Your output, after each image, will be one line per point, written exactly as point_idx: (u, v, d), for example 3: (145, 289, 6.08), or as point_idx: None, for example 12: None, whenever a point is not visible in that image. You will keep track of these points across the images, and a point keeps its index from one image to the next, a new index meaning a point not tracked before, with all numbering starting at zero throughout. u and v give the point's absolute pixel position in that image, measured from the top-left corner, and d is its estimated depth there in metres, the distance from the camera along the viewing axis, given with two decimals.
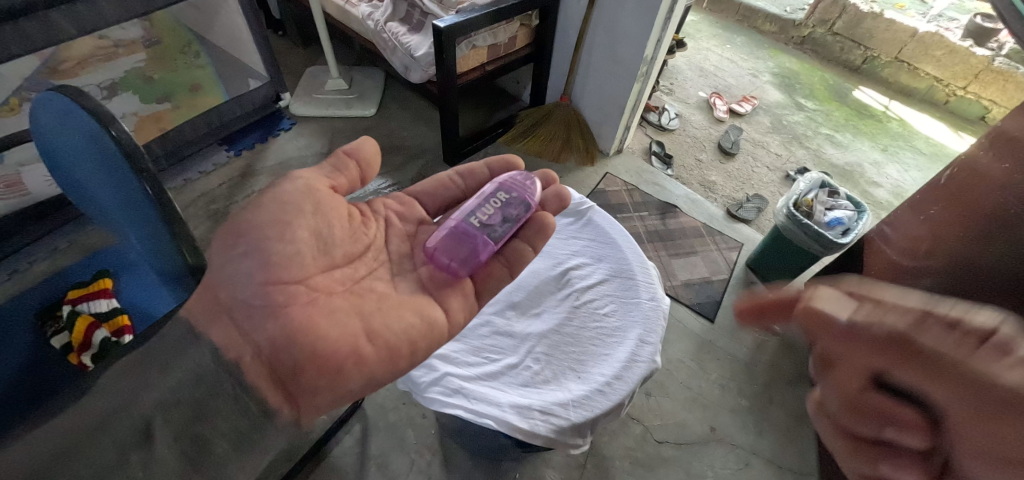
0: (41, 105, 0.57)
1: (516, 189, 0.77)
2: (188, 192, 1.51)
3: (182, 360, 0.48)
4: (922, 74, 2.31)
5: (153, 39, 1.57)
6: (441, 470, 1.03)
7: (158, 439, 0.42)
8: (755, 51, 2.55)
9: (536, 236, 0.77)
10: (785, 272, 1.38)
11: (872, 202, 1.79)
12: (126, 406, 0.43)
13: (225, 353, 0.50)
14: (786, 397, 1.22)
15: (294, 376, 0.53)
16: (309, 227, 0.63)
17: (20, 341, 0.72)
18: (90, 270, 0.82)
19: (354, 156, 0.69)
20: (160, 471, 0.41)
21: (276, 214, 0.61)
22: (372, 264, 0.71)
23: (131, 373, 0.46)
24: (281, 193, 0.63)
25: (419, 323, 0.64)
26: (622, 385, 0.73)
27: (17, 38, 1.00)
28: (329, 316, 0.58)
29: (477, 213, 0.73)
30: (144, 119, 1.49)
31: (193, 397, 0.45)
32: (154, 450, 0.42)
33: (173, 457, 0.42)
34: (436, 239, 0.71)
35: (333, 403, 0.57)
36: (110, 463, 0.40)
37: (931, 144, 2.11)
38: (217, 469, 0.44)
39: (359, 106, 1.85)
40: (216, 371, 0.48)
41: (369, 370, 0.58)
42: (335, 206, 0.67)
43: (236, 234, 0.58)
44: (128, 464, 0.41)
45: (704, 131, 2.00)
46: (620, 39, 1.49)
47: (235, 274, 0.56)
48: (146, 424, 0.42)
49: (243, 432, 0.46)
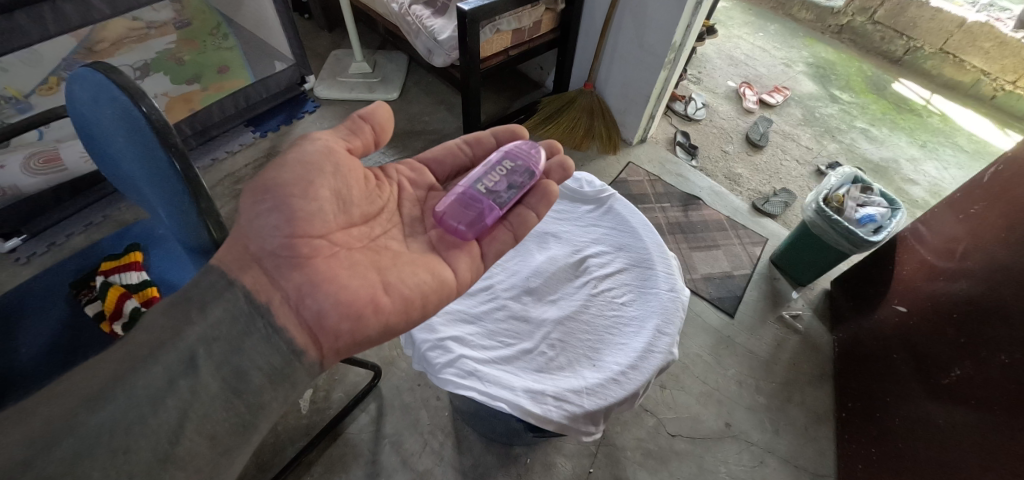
0: (76, 82, 0.58)
1: (521, 156, 0.78)
2: (215, 172, 1.55)
3: (219, 301, 0.50)
4: (968, 67, 2.19)
5: (183, 22, 1.63)
6: (454, 451, 1.05)
7: (203, 368, 0.46)
8: (789, 40, 2.45)
9: (541, 201, 0.77)
10: (811, 269, 1.34)
11: (907, 200, 1.72)
12: (171, 339, 0.46)
13: (256, 296, 0.52)
14: (805, 395, 1.20)
15: (320, 322, 0.55)
16: (330, 188, 0.62)
17: (56, 308, 0.75)
18: (121, 243, 0.84)
19: (370, 121, 0.66)
20: (206, 396, 0.45)
21: (300, 173, 0.59)
22: (387, 225, 0.71)
23: (171, 310, 0.47)
24: (302, 153, 0.60)
25: (432, 279, 0.64)
26: (637, 374, 0.72)
27: (55, 18, 1.03)
28: (349, 268, 0.59)
29: (483, 180, 0.74)
30: (174, 100, 1.52)
31: (232, 334, 0.49)
32: (200, 377, 0.45)
33: (216, 385, 0.46)
34: (444, 205, 0.71)
35: (354, 348, 0.58)
36: (161, 388, 0.43)
37: (975, 142, 2.00)
38: (256, 398, 0.48)
39: (382, 89, 1.86)
40: (250, 313, 0.51)
41: (386, 319, 0.58)
42: (352, 169, 0.65)
43: (262, 190, 0.57)
44: (178, 389, 0.44)
45: (731, 122, 1.94)
46: (647, 24, 1.45)
47: (261, 228, 0.55)
48: (192, 355, 0.46)
49: (276, 367, 0.50)
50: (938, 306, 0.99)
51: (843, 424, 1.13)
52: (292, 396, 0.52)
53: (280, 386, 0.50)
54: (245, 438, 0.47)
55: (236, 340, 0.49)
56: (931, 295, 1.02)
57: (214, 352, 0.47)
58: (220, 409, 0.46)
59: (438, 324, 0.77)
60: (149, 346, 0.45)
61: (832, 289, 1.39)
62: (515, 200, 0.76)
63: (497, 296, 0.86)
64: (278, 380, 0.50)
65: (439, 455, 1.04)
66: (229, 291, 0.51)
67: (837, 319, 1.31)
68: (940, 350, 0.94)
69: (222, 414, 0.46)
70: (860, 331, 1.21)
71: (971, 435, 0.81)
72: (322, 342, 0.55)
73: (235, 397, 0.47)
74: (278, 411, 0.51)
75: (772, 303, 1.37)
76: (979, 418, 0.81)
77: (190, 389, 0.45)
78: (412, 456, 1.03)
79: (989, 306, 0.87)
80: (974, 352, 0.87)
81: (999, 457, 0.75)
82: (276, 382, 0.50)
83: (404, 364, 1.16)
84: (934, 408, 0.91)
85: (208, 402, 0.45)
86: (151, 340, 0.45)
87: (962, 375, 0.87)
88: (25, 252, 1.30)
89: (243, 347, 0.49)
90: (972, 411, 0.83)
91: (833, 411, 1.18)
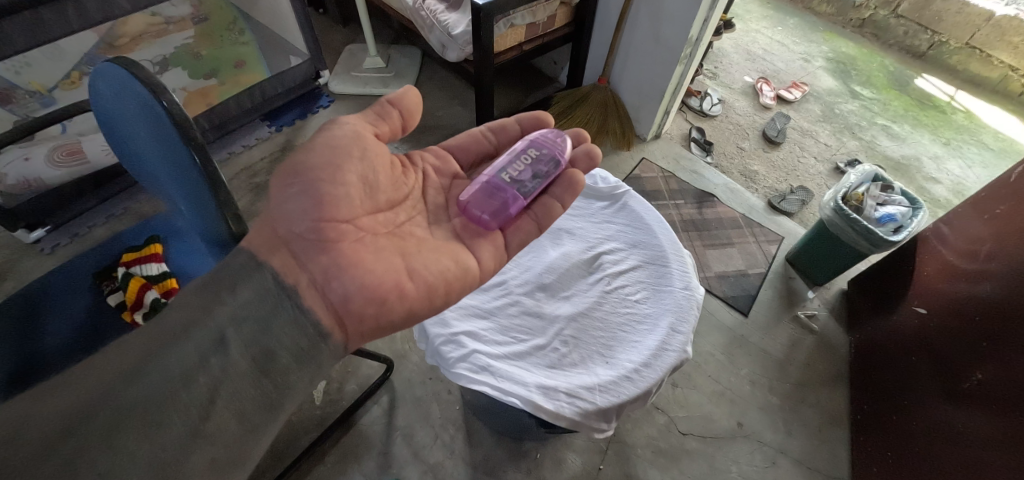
0: (99, 76, 0.59)
1: (547, 145, 0.78)
2: (232, 165, 1.58)
3: (249, 281, 0.51)
4: (996, 62, 2.13)
5: (201, 17, 1.60)
6: (464, 445, 1.05)
7: (233, 347, 0.46)
8: (808, 34, 2.40)
9: (568, 191, 0.76)
10: (830, 268, 1.31)
11: (928, 199, 1.68)
12: (202, 318, 0.47)
13: (284, 278, 0.53)
14: (819, 397, 1.18)
15: (345, 305, 0.55)
16: (358, 173, 0.62)
17: (80, 299, 0.77)
18: (142, 235, 0.86)
19: (398, 106, 0.66)
20: (236, 374, 0.46)
21: (329, 157, 0.59)
22: (412, 212, 0.71)
23: (203, 290, 0.49)
24: (331, 137, 0.60)
25: (455, 266, 0.65)
26: (651, 372, 0.72)
27: (78, 13, 1.05)
28: (375, 252, 0.60)
29: (508, 169, 0.74)
30: (192, 95, 1.54)
31: (260, 314, 0.49)
32: (230, 355, 0.46)
33: (246, 363, 0.47)
34: (469, 193, 0.72)
35: (378, 332, 0.59)
36: (194, 364, 0.44)
37: (1001, 139, 1.95)
38: (283, 377, 0.49)
39: (395, 84, 1.86)
40: (277, 295, 0.51)
41: (410, 305, 0.59)
42: (379, 154, 0.65)
43: (292, 173, 0.57)
44: (209, 366, 0.45)
45: (748, 118, 1.91)
46: (664, 18, 1.42)
47: (290, 210, 0.56)
48: (223, 334, 0.46)
49: (302, 347, 0.51)
50: (960, 308, 0.97)
51: (857, 427, 1.12)
52: (316, 378, 0.53)
53: (306, 366, 0.51)
54: (273, 416, 0.48)
55: (264, 320, 0.49)
56: (954, 296, 0.99)
57: (244, 331, 0.48)
58: (248, 387, 0.46)
59: (451, 318, 0.77)
60: (181, 324, 0.46)
61: (849, 288, 1.36)
62: (539, 190, 0.76)
63: (510, 291, 0.86)
64: (304, 361, 0.51)
65: (450, 449, 1.05)
66: (257, 273, 0.51)
67: (854, 319, 1.29)
68: (960, 353, 0.92)
69: (251, 392, 0.46)
70: (878, 333, 1.18)
71: (988, 441, 0.80)
72: (348, 323, 0.55)
73: (263, 376, 0.47)
74: (303, 392, 0.52)
75: (787, 303, 1.35)
76: (995, 422, 0.80)
77: (221, 367, 0.45)
78: (424, 449, 1.04)
79: (1011, 309, 0.85)
80: (994, 357, 0.85)
81: (1008, 462, 0.75)
82: (302, 362, 0.51)
83: (416, 357, 1.17)
84: (951, 412, 0.89)
85: (237, 380, 0.46)
86: (184, 318, 0.46)
87: (982, 380, 0.85)
88: (49, 243, 1.34)
89: (272, 328, 0.50)
90: (992, 415, 0.81)
91: (848, 414, 1.17)
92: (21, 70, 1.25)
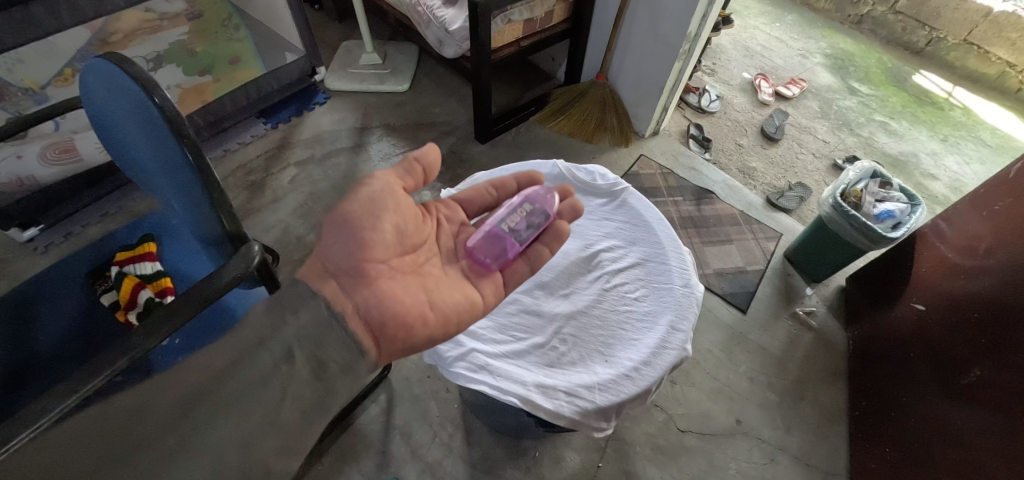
0: (90, 73, 0.58)
1: (538, 199, 0.75)
2: (227, 163, 1.57)
3: (307, 306, 0.50)
4: (993, 59, 2.13)
5: (195, 13, 1.55)
6: (463, 444, 1.05)
7: (296, 358, 0.48)
8: (807, 31, 2.39)
9: (555, 239, 0.73)
10: (829, 265, 1.31)
11: (927, 196, 1.68)
12: (271, 333, 0.48)
13: (334, 305, 0.52)
14: (818, 393, 1.18)
15: (382, 328, 0.55)
16: (393, 221, 0.62)
17: (73, 298, 0.76)
18: (136, 233, 0.85)
19: (422, 161, 0.64)
20: (298, 379, 0.47)
21: (368, 206, 0.59)
22: (430, 253, 0.70)
23: (268, 312, 0.49)
24: (372, 190, 0.60)
25: (465, 300, 0.65)
26: (650, 371, 0.72)
27: (69, 9, 1.03)
28: (403, 287, 0.60)
29: (504, 219, 0.72)
30: (187, 91, 1.54)
31: (315, 331, 0.49)
32: (293, 364, 0.47)
33: (306, 371, 0.48)
34: (473, 239, 0.71)
35: (405, 353, 0.58)
36: (269, 370, 0.46)
37: (998, 136, 1.95)
38: (331, 383, 0.49)
39: (392, 80, 1.85)
40: (330, 319, 0.51)
41: (427, 332, 0.60)
42: (409, 206, 0.65)
43: (339, 221, 0.58)
44: (280, 372, 0.46)
45: (746, 115, 1.91)
46: (662, 14, 1.41)
47: (332, 251, 0.56)
48: (289, 347, 0.48)
49: (348, 357, 0.50)
50: (960, 304, 0.96)
51: (856, 423, 1.12)
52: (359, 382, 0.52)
53: (351, 375, 0.50)
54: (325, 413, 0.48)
55: (320, 334, 0.50)
56: (954, 293, 0.99)
57: (305, 343, 0.49)
58: (307, 391, 0.47)
59: None
60: (255, 337, 0.47)
61: (848, 285, 1.36)
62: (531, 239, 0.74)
63: None
64: (348, 372, 0.50)
65: (449, 447, 1.04)
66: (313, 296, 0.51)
67: (853, 316, 1.29)
68: (959, 349, 0.92)
69: (307, 392, 0.47)
70: (877, 329, 1.18)
71: (988, 436, 0.80)
72: (384, 348, 0.54)
73: (319, 382, 0.48)
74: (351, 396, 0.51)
75: (785, 300, 1.35)
76: (995, 418, 0.80)
77: (287, 374, 0.47)
78: (422, 448, 1.04)
79: (1011, 305, 0.85)
80: (993, 353, 0.85)
81: (1007, 458, 0.75)
82: (348, 370, 0.50)
83: (414, 356, 1.17)
84: (949, 408, 0.89)
85: (299, 386, 0.47)
86: (257, 331, 0.48)
87: (981, 375, 0.85)
88: (42, 242, 1.32)
89: (326, 340, 0.49)
90: (990, 412, 0.81)
91: (847, 410, 1.17)
92: (14, 67, 1.23)
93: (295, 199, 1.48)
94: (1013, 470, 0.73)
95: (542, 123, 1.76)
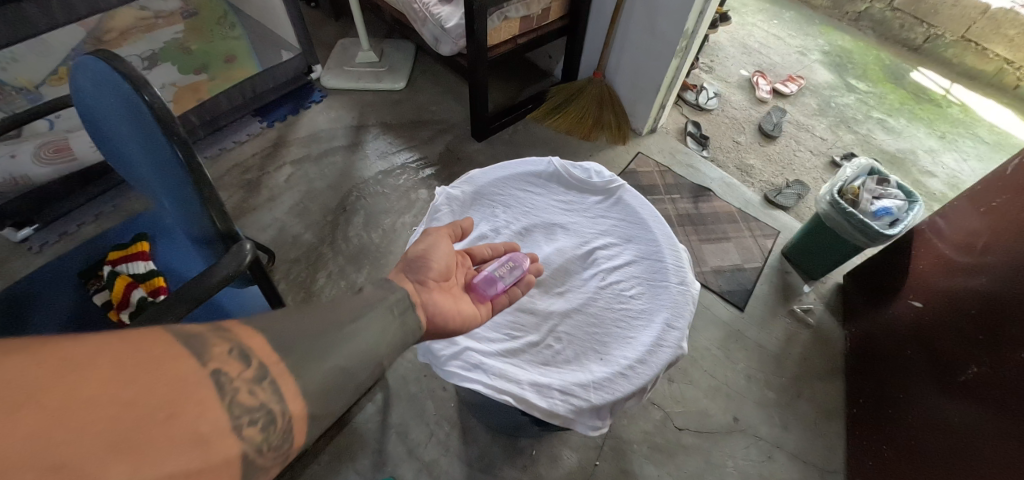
0: (79, 70, 0.58)
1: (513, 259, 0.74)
2: (223, 162, 1.56)
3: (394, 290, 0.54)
4: (991, 55, 2.13)
5: (191, 11, 1.56)
6: (459, 443, 1.05)
7: (399, 311, 0.51)
8: (805, 28, 2.39)
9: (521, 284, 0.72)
10: (826, 262, 1.31)
11: (924, 193, 1.68)
12: (381, 295, 0.52)
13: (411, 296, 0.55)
14: (815, 391, 1.18)
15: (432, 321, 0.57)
16: (447, 256, 0.67)
17: (65, 298, 0.76)
18: (129, 232, 0.84)
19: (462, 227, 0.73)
20: (395, 327, 0.49)
21: (432, 246, 0.66)
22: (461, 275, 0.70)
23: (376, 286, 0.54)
24: (433, 235, 0.68)
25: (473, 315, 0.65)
26: (646, 369, 0.71)
27: (62, 7, 1.02)
28: (444, 298, 0.62)
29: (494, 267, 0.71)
30: (182, 90, 1.53)
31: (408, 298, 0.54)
32: (396, 317, 0.50)
33: (401, 323, 0.51)
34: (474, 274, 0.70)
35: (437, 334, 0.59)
36: (384, 313, 0.49)
37: (996, 133, 1.94)
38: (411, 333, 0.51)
39: (389, 78, 1.84)
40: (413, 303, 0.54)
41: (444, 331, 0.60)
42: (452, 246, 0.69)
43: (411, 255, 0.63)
44: (390, 314, 0.50)
45: (744, 112, 1.90)
46: (659, 11, 1.41)
47: (412, 264, 0.61)
48: (389, 305, 0.51)
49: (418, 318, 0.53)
50: (957, 301, 0.96)
51: (854, 420, 1.12)
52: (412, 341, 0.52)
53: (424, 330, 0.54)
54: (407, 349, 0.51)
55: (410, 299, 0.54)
56: (952, 290, 0.98)
57: (400, 298, 0.53)
58: (400, 333, 0.50)
59: None
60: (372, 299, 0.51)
61: (845, 282, 1.36)
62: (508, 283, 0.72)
63: None
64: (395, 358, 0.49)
65: (445, 446, 1.04)
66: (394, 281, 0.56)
67: (850, 313, 1.29)
68: (958, 346, 0.92)
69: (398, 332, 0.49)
70: (874, 326, 1.18)
71: (985, 433, 0.80)
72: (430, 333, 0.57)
73: (409, 329, 0.51)
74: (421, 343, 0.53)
75: (782, 297, 1.35)
76: (992, 415, 0.79)
77: (392, 319, 0.50)
78: (419, 446, 1.04)
79: (1008, 302, 0.84)
80: (992, 350, 0.84)
81: (1005, 455, 0.75)
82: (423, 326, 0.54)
83: (410, 354, 1.16)
84: (947, 405, 0.89)
85: (396, 332, 0.49)
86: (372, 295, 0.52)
87: (979, 372, 0.85)
88: (37, 242, 1.31)
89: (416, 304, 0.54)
90: (988, 409, 0.80)
91: (844, 407, 1.17)
92: (7, 66, 1.23)
93: (291, 198, 1.48)
94: (1012, 467, 0.73)
95: (539, 121, 1.76)
